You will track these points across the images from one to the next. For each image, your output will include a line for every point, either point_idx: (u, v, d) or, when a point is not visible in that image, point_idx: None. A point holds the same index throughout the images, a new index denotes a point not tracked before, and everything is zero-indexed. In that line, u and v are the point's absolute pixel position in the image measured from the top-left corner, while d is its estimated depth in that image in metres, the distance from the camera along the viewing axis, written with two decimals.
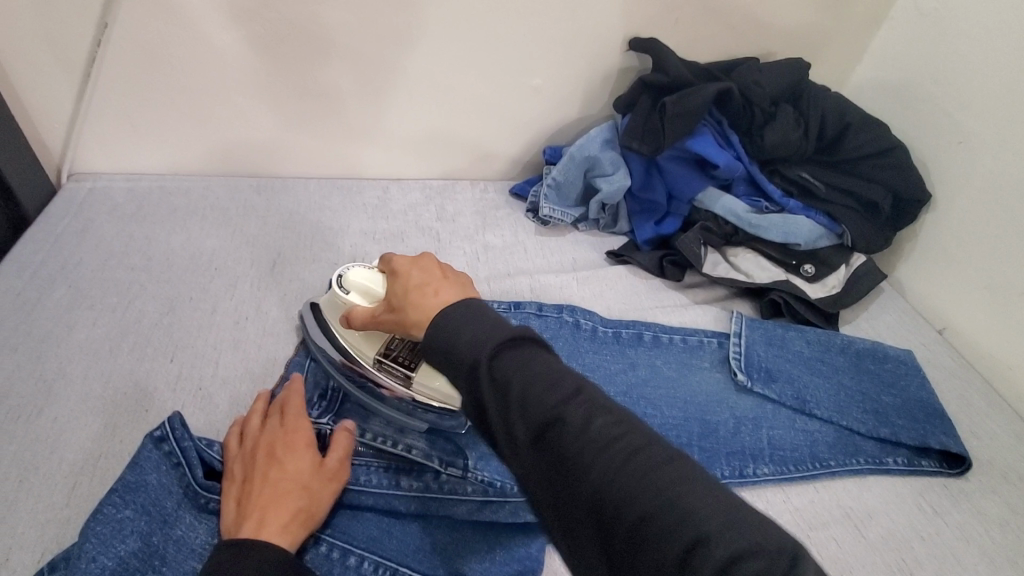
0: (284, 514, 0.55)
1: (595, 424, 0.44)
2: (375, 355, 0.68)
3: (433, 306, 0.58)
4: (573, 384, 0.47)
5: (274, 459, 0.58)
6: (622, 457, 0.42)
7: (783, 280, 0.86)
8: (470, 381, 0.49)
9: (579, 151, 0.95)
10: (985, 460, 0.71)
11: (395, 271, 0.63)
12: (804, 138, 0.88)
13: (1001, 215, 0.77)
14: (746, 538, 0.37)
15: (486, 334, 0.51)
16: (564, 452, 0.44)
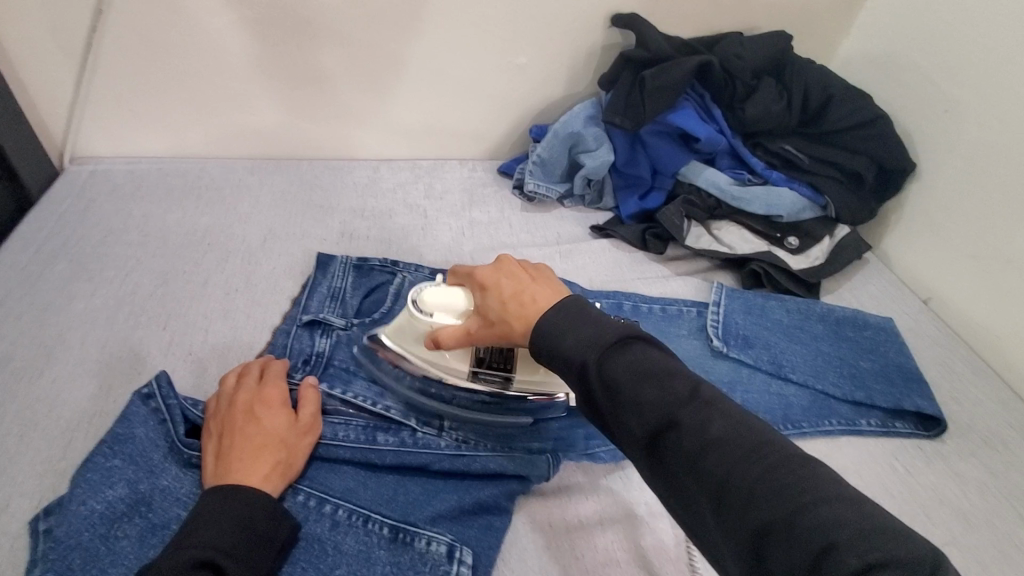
0: (264, 467, 0.50)
1: (714, 428, 0.41)
2: (467, 368, 0.61)
3: (532, 315, 0.51)
4: (688, 385, 0.43)
5: (245, 440, 0.51)
6: (740, 457, 0.39)
7: (766, 252, 0.87)
8: (582, 383, 0.46)
9: (564, 126, 0.92)
10: (966, 422, 0.71)
11: (482, 285, 0.57)
12: (787, 110, 0.90)
13: (981, 181, 0.81)
14: (899, 552, 0.33)
15: (592, 334, 0.47)
16: (682, 447, 0.41)
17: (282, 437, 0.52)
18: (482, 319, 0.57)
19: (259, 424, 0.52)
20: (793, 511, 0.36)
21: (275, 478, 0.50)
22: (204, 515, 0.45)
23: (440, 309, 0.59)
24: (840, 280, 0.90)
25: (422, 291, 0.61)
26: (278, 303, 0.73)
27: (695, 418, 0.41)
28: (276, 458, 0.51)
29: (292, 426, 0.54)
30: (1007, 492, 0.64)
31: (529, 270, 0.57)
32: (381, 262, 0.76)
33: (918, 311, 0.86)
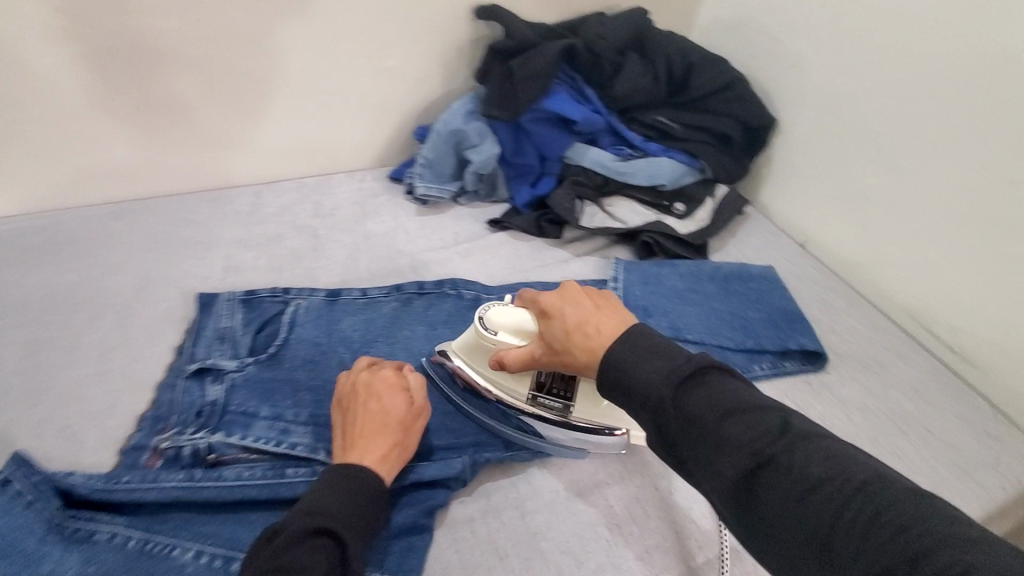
0: (382, 447, 0.54)
1: (813, 467, 0.38)
2: (528, 391, 0.63)
3: (597, 346, 0.50)
4: (775, 417, 0.42)
5: (365, 422, 0.56)
6: (844, 495, 0.36)
7: (655, 222, 0.90)
8: (655, 416, 0.45)
9: (445, 125, 0.92)
10: (846, 350, 0.77)
11: (547, 311, 0.56)
12: (654, 83, 0.94)
13: (831, 127, 0.88)
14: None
15: (664, 366, 0.45)
16: (782, 489, 0.38)
17: (404, 417, 0.57)
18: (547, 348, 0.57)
19: (376, 407, 0.56)
20: (914, 557, 0.33)
21: (387, 462, 0.54)
22: (332, 484, 0.50)
23: (506, 330, 0.61)
24: (725, 238, 0.96)
25: (493, 309, 0.63)
26: (162, 355, 0.68)
27: (794, 458, 0.39)
28: (397, 441, 0.55)
29: (406, 409, 0.58)
30: (884, 409, 0.70)
31: (592, 295, 0.56)
32: (270, 292, 0.73)
33: (796, 255, 0.93)
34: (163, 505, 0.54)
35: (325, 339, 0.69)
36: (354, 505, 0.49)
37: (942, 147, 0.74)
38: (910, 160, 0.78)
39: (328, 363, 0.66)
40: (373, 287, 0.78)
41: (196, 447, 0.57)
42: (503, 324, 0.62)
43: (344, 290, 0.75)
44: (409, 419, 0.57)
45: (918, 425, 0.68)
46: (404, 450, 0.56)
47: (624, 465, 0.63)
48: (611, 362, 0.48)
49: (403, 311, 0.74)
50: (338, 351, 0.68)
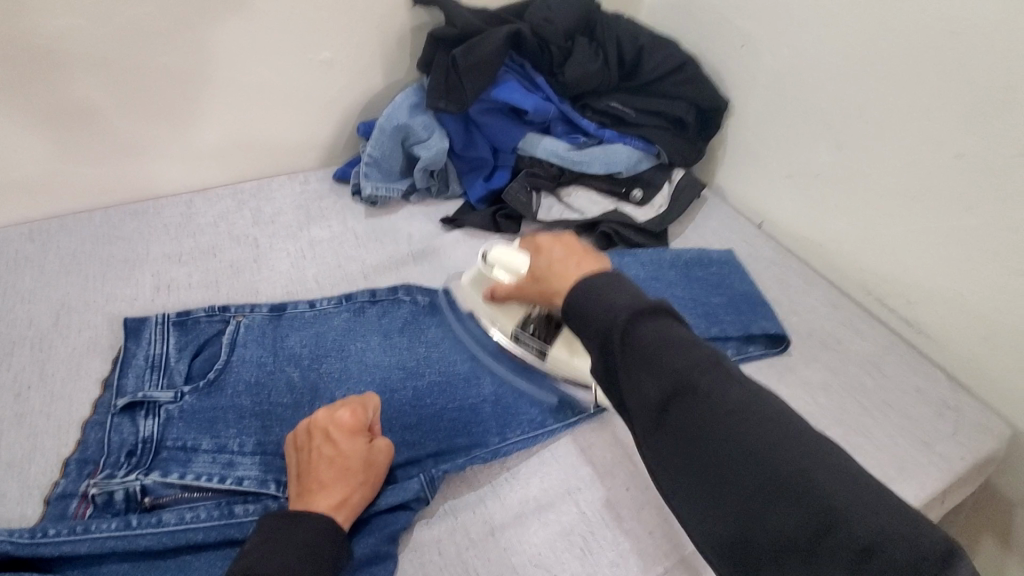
0: (339, 493, 0.52)
1: (734, 398, 0.43)
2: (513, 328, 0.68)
3: (572, 274, 0.55)
4: (710, 355, 0.45)
5: (324, 465, 0.52)
6: (761, 426, 0.41)
7: (612, 211, 0.88)
8: (607, 342, 0.47)
9: (388, 120, 0.86)
10: (808, 330, 0.77)
11: (536, 247, 0.61)
12: (606, 67, 0.91)
13: (782, 106, 0.87)
14: (912, 535, 0.36)
15: (623, 301, 0.48)
16: (696, 415, 0.43)
17: (364, 459, 0.54)
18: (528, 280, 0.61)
19: (333, 452, 0.53)
20: (805, 481, 0.39)
21: (349, 507, 0.52)
22: (271, 537, 0.48)
23: (500, 265, 0.68)
24: (684, 223, 0.95)
25: (493, 248, 0.70)
26: (87, 390, 0.62)
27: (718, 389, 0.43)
28: (357, 484, 0.53)
29: (366, 450, 0.54)
30: (848, 387, 0.70)
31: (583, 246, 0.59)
32: (206, 311, 0.67)
33: (754, 236, 0.93)
34: (98, 555, 0.49)
35: (270, 359, 0.64)
36: (298, 552, 0.47)
37: (889, 122, 0.74)
38: (859, 136, 0.78)
39: (275, 385, 0.62)
40: (322, 298, 0.74)
41: (130, 491, 0.52)
42: (499, 260, 0.68)
43: (290, 304, 0.70)
44: (370, 460, 0.54)
45: (882, 400, 0.68)
46: (367, 492, 0.53)
47: (594, 467, 0.61)
48: (582, 288, 0.50)
49: (355, 322, 0.70)
50: (286, 371, 0.63)
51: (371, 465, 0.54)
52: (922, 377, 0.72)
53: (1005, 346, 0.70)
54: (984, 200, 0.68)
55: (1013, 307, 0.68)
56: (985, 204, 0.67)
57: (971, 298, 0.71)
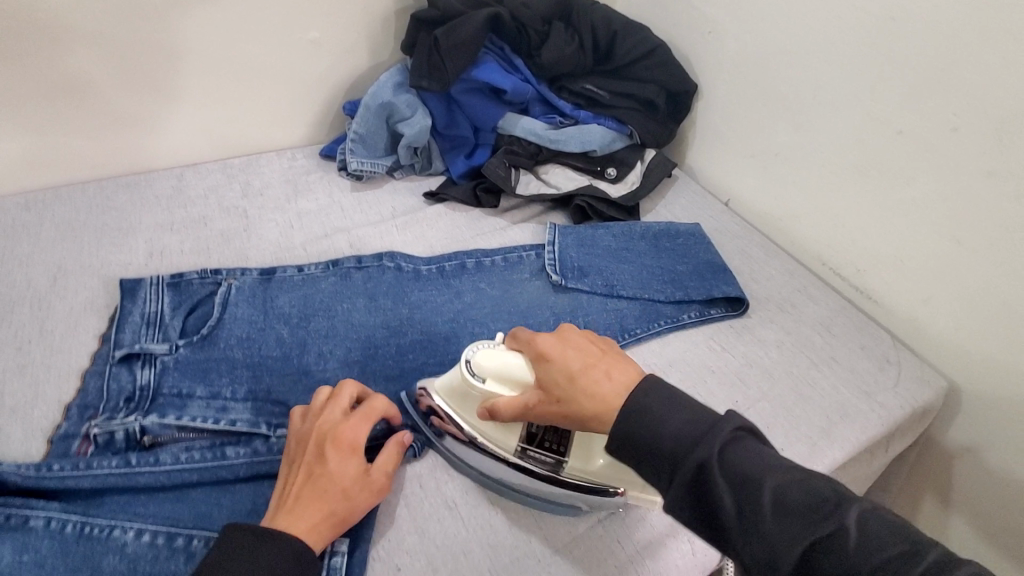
0: (315, 515, 0.50)
1: (866, 524, 0.40)
2: (516, 444, 0.57)
3: (612, 397, 0.50)
4: (825, 484, 0.42)
5: (309, 483, 0.51)
6: (907, 560, 0.38)
7: (587, 186, 0.93)
8: (697, 479, 0.43)
9: (373, 99, 0.91)
10: (767, 295, 0.83)
11: (545, 354, 0.55)
12: (581, 51, 0.96)
13: (747, 89, 0.93)
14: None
15: (697, 424, 0.46)
16: (849, 560, 0.38)
17: (347, 485, 0.51)
18: (550, 398, 0.53)
19: (320, 470, 0.51)
20: None
21: (318, 532, 0.49)
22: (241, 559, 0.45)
23: (494, 376, 0.56)
24: (656, 200, 1.00)
25: (476, 351, 0.58)
26: (85, 344, 0.65)
27: (845, 515, 0.40)
28: (332, 510, 0.50)
29: (354, 475, 0.52)
30: (800, 344, 0.76)
31: (595, 343, 0.56)
32: (199, 274, 0.71)
33: (720, 212, 0.98)
34: (100, 491, 0.53)
35: (260, 317, 0.68)
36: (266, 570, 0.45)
37: (840, 102, 0.80)
38: (814, 115, 0.84)
39: (266, 340, 0.66)
40: (310, 263, 0.77)
41: (130, 430, 0.56)
42: (490, 369, 0.56)
43: (279, 269, 0.74)
44: (353, 490, 0.52)
45: (830, 356, 0.75)
46: (340, 521, 0.51)
47: None
48: (634, 417, 0.47)
49: (342, 285, 0.74)
50: (276, 328, 0.67)
51: (352, 493, 0.51)
52: (868, 337, 0.78)
53: (942, 307, 0.76)
54: (922, 173, 0.74)
55: (948, 270, 0.74)
56: (924, 177, 0.73)
57: (913, 264, 0.77)
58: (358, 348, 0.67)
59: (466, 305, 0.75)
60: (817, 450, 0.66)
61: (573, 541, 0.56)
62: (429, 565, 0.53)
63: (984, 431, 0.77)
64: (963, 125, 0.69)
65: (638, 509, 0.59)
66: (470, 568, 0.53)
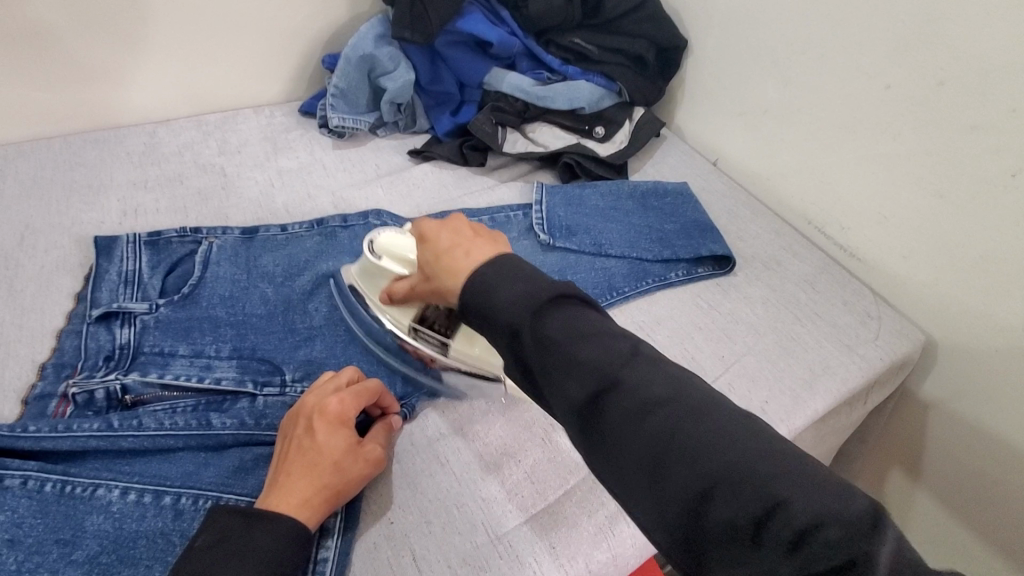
0: (304, 488, 0.49)
1: (658, 389, 0.41)
2: (409, 323, 0.62)
3: (464, 267, 0.50)
4: (628, 344, 0.43)
5: (298, 455, 0.50)
6: (683, 419, 0.39)
7: (574, 144, 0.92)
8: (515, 344, 0.45)
9: (353, 50, 0.87)
10: (753, 253, 0.84)
11: (423, 237, 0.56)
12: (569, 5, 0.92)
13: (737, 44, 0.91)
14: (836, 505, 0.34)
15: (526, 290, 0.45)
16: (624, 410, 0.40)
17: (337, 459, 0.51)
18: (421, 277, 0.56)
19: (308, 443, 0.51)
20: (741, 475, 0.36)
21: (308, 505, 0.49)
22: (226, 557, 0.44)
23: (390, 256, 0.62)
24: (643, 159, 0.99)
25: (382, 235, 0.63)
26: (59, 304, 0.63)
27: (632, 373, 0.41)
28: (322, 482, 0.49)
29: (345, 449, 0.51)
30: (786, 301, 0.77)
31: (473, 228, 0.55)
32: (178, 232, 0.68)
33: (709, 172, 0.98)
34: (79, 452, 0.52)
35: (243, 277, 0.66)
36: (251, 561, 0.44)
37: (830, 58, 0.79)
38: (804, 72, 0.83)
39: (250, 298, 0.64)
40: (294, 222, 0.75)
41: (112, 390, 0.55)
42: (388, 250, 0.62)
43: (261, 228, 0.71)
44: (345, 462, 0.51)
45: (814, 312, 0.76)
46: (330, 493, 0.50)
47: None
48: (474, 282, 0.47)
49: (327, 245, 0.72)
50: (260, 287, 0.66)
51: (342, 465, 0.51)
52: (851, 293, 0.79)
53: (923, 262, 0.78)
54: (909, 128, 0.74)
55: (930, 225, 0.75)
56: (912, 132, 0.73)
57: (896, 221, 0.78)
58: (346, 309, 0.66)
59: None
60: (800, 400, 0.67)
61: (566, 494, 0.56)
62: (423, 519, 0.53)
63: (959, 383, 0.79)
64: (949, 79, 0.69)
65: None
66: (465, 521, 0.53)
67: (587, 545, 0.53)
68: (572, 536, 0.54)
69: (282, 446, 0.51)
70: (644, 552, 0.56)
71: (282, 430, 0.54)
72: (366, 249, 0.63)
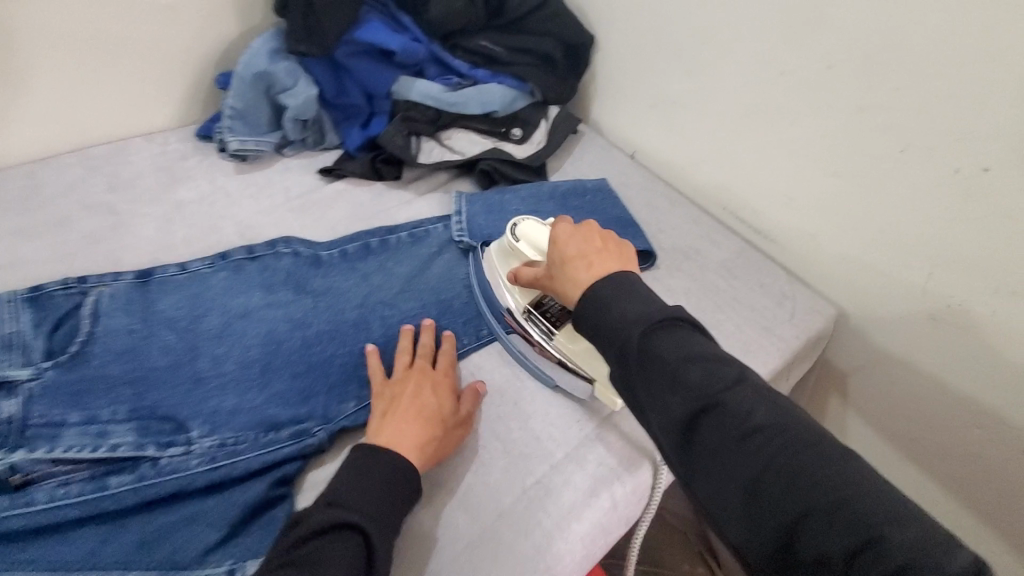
0: (416, 437, 0.56)
1: (759, 415, 0.45)
2: (525, 305, 0.67)
3: (586, 281, 0.56)
4: (733, 369, 0.48)
5: (410, 409, 0.58)
6: (788, 448, 0.43)
7: (491, 149, 0.91)
8: (621, 353, 0.50)
9: (246, 68, 0.82)
10: (673, 244, 0.85)
11: (557, 239, 0.61)
12: (472, 7, 0.89)
13: (641, 38, 0.92)
14: (941, 557, 0.37)
15: (642, 312, 0.51)
16: (726, 429, 0.45)
17: (445, 418, 0.59)
18: (546, 273, 0.61)
19: (427, 397, 0.59)
20: (838, 503, 0.40)
21: (420, 455, 0.55)
22: (356, 473, 0.53)
23: (527, 240, 0.67)
24: (563, 157, 0.99)
25: (523, 221, 0.69)
26: None
27: (735, 398, 0.46)
28: (433, 434, 0.57)
29: (451, 413, 0.60)
30: (707, 289, 0.79)
31: (604, 237, 0.60)
32: (62, 284, 0.62)
33: (626, 165, 0.99)
34: None
35: (140, 327, 0.61)
36: (377, 485, 0.52)
37: (730, 47, 0.81)
38: (707, 63, 0.85)
39: (150, 349, 0.60)
40: (194, 259, 0.70)
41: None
42: (527, 235, 0.67)
43: (157, 269, 0.67)
44: (449, 421, 0.59)
45: (734, 298, 0.78)
46: (436, 447, 0.57)
47: (483, 387, 0.65)
48: (593, 295, 0.53)
49: (233, 280, 0.67)
50: (162, 334, 0.61)
51: (448, 423, 0.59)
52: (766, 275, 0.82)
53: (828, 238, 0.81)
54: (806, 112, 0.77)
55: (831, 203, 0.79)
56: (808, 115, 0.76)
57: (801, 202, 0.82)
58: (258, 348, 0.62)
59: (374, 287, 0.71)
60: None
61: (500, 517, 0.56)
62: None
63: (870, 350, 0.84)
64: (837, 62, 0.71)
65: (562, 474, 0.59)
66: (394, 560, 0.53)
67: (524, 567, 0.53)
68: (508, 561, 0.53)
69: (386, 404, 0.59)
70: (584, 564, 0.57)
71: (379, 392, 0.61)
72: (506, 232, 0.70)
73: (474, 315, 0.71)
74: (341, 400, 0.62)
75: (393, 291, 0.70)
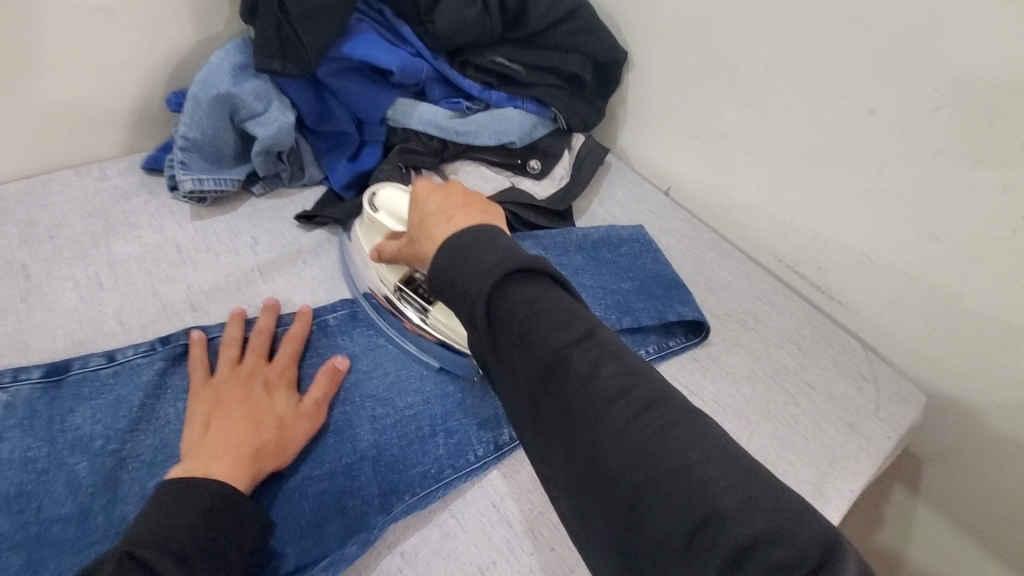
0: (241, 443, 0.46)
1: (604, 377, 0.37)
2: (395, 284, 0.59)
3: (445, 235, 0.46)
4: (586, 324, 0.39)
5: (237, 411, 0.49)
6: (633, 416, 0.35)
7: (509, 189, 0.75)
8: (469, 313, 0.40)
9: (203, 89, 0.65)
10: (726, 310, 0.71)
11: (413, 198, 0.51)
12: (486, 15, 0.74)
13: (686, 58, 0.77)
14: (795, 528, 0.30)
15: (489, 261, 0.40)
16: (566, 394, 0.37)
17: (282, 415, 0.50)
18: (406, 240, 0.51)
19: (260, 396, 0.50)
20: (675, 475, 0.33)
21: (245, 464, 0.45)
22: (160, 510, 0.40)
23: (387, 211, 0.59)
24: (588, 195, 0.84)
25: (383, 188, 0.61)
26: None
27: (581, 356, 0.38)
28: (264, 438, 0.47)
29: (290, 408, 0.51)
30: (773, 372, 0.65)
31: (468, 194, 0.50)
32: None
33: (663, 205, 0.84)
34: None
35: (41, 454, 0.47)
36: (183, 520, 0.40)
37: (797, 76, 0.67)
38: (767, 94, 0.71)
39: (51, 488, 0.45)
40: (127, 345, 0.54)
41: None
42: (385, 204, 0.60)
43: (75, 360, 0.51)
44: (287, 420, 0.50)
45: (807, 383, 0.64)
46: (270, 451, 0.47)
47: (511, 528, 0.50)
48: (448, 249, 0.42)
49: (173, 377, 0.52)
50: (69, 463, 0.46)
51: (287, 419, 0.50)
52: (841, 350, 0.68)
53: (910, 309, 0.68)
54: (892, 160, 0.63)
55: (920, 269, 0.65)
56: (901, 166, 0.62)
57: (879, 264, 0.68)
58: None
59: (361, 375, 0.57)
60: None
61: None
62: None
63: (956, 437, 0.71)
64: (944, 105, 0.57)
65: None
66: None
67: None
68: None
69: (207, 410, 0.49)
70: None
71: (198, 390, 0.51)
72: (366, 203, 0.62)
73: (492, 414, 0.56)
74: (314, 564, 0.45)
75: (385, 382, 0.57)
